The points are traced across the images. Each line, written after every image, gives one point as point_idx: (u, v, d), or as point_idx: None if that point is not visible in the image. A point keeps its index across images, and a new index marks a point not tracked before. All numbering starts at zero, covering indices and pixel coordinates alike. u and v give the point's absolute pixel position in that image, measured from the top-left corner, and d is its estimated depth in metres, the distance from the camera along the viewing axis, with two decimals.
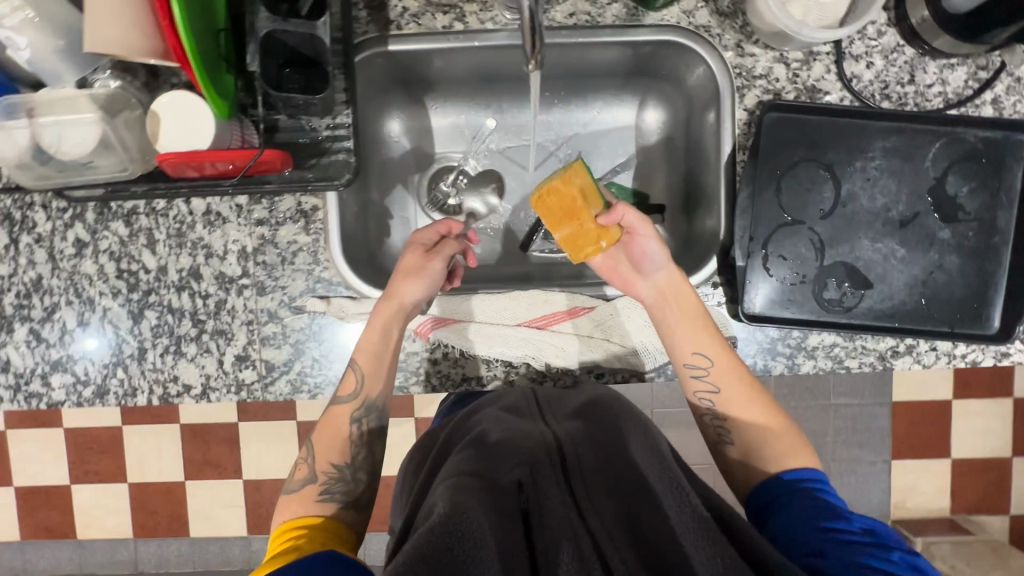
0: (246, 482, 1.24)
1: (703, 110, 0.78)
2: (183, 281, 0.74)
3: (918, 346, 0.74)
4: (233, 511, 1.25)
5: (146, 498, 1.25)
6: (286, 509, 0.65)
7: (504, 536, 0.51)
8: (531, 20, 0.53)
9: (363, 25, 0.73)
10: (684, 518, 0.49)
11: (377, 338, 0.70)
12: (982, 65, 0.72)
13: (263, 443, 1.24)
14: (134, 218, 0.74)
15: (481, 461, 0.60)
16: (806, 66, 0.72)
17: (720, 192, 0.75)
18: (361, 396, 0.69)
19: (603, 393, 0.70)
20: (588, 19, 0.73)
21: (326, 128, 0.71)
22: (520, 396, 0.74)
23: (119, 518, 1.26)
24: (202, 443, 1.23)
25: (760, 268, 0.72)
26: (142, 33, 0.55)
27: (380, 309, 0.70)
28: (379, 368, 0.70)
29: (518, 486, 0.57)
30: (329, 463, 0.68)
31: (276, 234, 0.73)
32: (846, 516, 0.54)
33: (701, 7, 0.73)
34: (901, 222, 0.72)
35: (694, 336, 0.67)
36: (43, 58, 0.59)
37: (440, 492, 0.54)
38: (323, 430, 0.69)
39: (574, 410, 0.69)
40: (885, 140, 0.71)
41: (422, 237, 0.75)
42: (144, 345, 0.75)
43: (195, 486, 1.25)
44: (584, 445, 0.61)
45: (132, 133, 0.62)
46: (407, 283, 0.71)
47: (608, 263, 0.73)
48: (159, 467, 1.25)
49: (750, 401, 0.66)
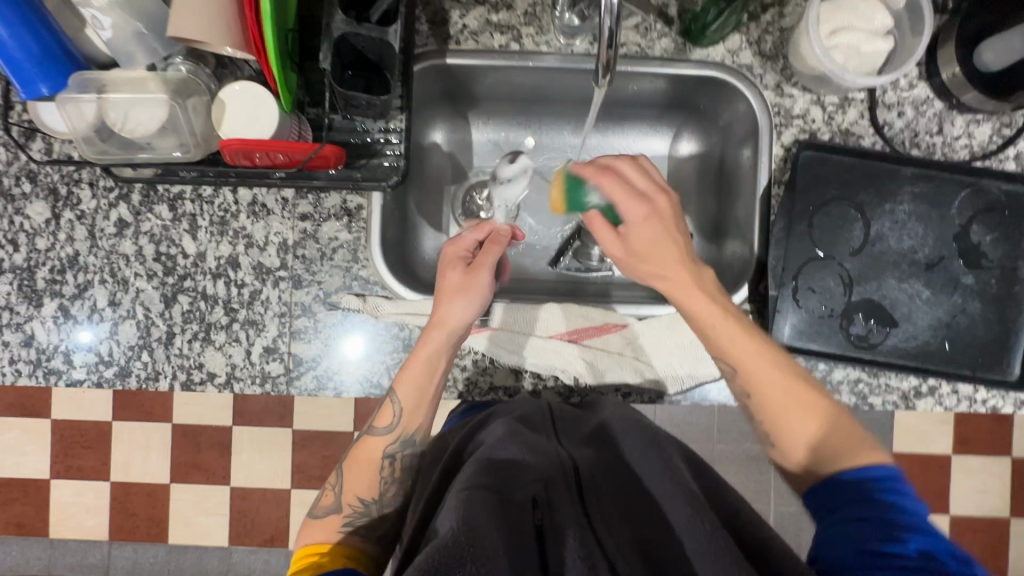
0: (234, 489, 1.07)
1: (739, 146, 0.81)
2: (220, 269, 0.74)
3: (940, 388, 0.75)
4: (217, 520, 1.09)
5: (129, 499, 1.06)
6: (308, 533, 0.64)
7: (518, 553, 0.49)
8: (607, 40, 0.56)
9: (424, 38, 0.76)
10: (705, 549, 0.48)
11: (422, 370, 0.67)
12: (1006, 123, 0.75)
13: (256, 448, 1.07)
14: (179, 203, 0.74)
15: (494, 471, 0.57)
16: (841, 110, 0.76)
17: (754, 222, 0.77)
18: (398, 428, 0.67)
19: (612, 415, 0.67)
20: (638, 50, 0.77)
21: (378, 130, 0.73)
22: (535, 406, 0.72)
23: (93, 521, 1.07)
24: (192, 444, 1.05)
25: (790, 298, 0.74)
26: (226, 23, 0.58)
27: (427, 335, 0.67)
28: (418, 403, 0.68)
29: (533, 503, 0.57)
30: (355, 498, 0.66)
31: (319, 230, 0.74)
32: (901, 538, 0.48)
33: (745, 48, 0.77)
34: (927, 265, 0.74)
35: (729, 335, 0.61)
36: (122, 39, 0.62)
37: (450, 507, 0.51)
38: (355, 463, 0.68)
39: (591, 431, 0.67)
40: (914, 185, 0.75)
41: (460, 248, 0.72)
42: (173, 329, 0.74)
43: (179, 491, 1.07)
44: (598, 471, 0.61)
45: (198, 118, 0.64)
46: (452, 303, 0.67)
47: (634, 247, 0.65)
48: (146, 468, 1.06)
49: (791, 405, 0.60)
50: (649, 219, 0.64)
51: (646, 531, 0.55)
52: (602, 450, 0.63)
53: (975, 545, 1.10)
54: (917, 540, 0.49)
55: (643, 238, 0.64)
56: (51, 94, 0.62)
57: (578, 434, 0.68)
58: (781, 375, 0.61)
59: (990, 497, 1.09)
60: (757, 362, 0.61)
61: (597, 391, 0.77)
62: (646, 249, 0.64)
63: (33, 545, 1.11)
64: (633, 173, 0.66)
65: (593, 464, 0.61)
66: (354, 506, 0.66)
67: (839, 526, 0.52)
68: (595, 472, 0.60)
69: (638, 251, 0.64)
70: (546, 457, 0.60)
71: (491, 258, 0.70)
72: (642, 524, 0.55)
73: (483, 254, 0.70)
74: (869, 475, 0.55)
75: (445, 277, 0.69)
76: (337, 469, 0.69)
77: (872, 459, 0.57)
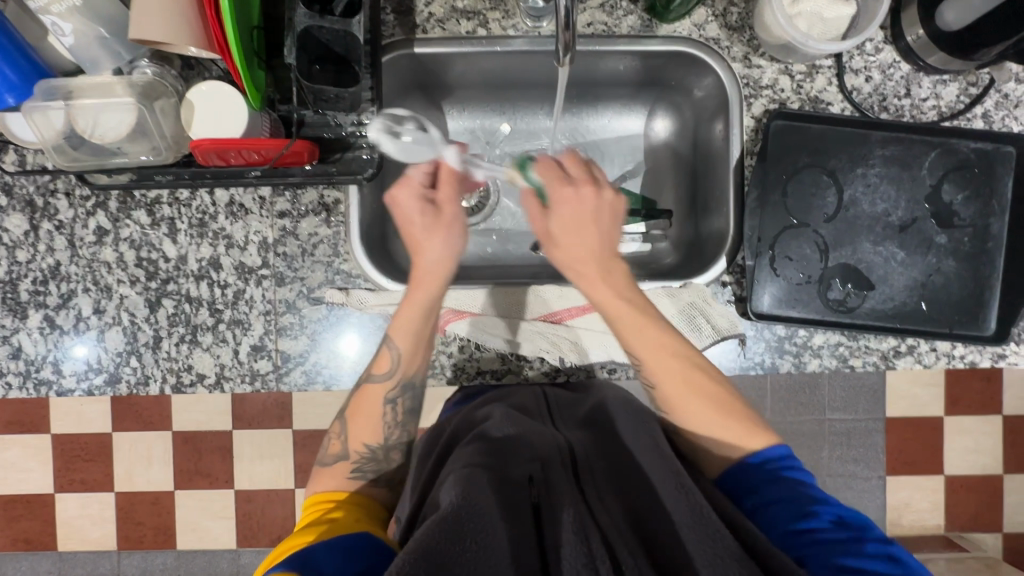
0: (239, 492, 1.09)
1: (711, 121, 0.82)
2: (202, 271, 0.75)
3: (919, 346, 0.76)
4: (223, 523, 1.10)
5: (133, 509, 1.07)
6: (318, 481, 0.67)
7: (514, 530, 0.51)
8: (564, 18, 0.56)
9: (390, 28, 0.75)
10: (691, 520, 0.50)
11: (414, 316, 0.67)
12: (972, 82, 0.76)
13: (257, 452, 1.08)
14: (157, 207, 0.75)
15: (491, 452, 0.58)
16: (810, 78, 0.76)
17: (728, 194, 0.78)
18: (398, 374, 0.68)
19: (613, 396, 0.68)
20: (605, 29, 0.77)
21: (351, 124, 0.73)
22: (528, 395, 0.72)
23: (101, 531, 1.09)
24: (193, 450, 1.06)
25: (767, 268, 0.75)
26: (183, 22, 0.58)
27: (417, 284, 0.67)
28: (415, 348, 0.68)
29: (528, 481, 0.58)
30: (362, 443, 0.68)
31: (298, 226, 0.75)
32: (816, 512, 0.56)
33: (711, 21, 0.77)
34: (900, 227, 0.75)
35: (641, 333, 0.64)
36: (85, 45, 0.62)
37: (451, 481, 0.53)
38: (357, 414, 0.69)
39: (587, 412, 0.68)
40: (884, 149, 0.75)
41: (415, 183, 0.68)
42: (160, 333, 0.75)
43: (184, 497, 1.08)
44: (593, 453, 0.62)
45: (167, 120, 0.63)
46: (429, 241, 0.67)
47: (561, 233, 0.65)
48: (148, 477, 1.07)
49: (687, 396, 0.64)
50: (574, 212, 0.64)
51: (641, 504, 0.56)
52: (598, 431, 0.65)
53: (969, 502, 1.14)
54: (827, 510, 0.56)
55: (560, 222, 0.65)
56: (18, 104, 0.62)
57: (573, 417, 0.69)
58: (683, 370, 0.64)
59: (982, 455, 1.12)
60: (660, 356, 0.64)
61: (583, 369, 0.77)
62: (565, 239, 0.64)
63: (48, 559, 1.13)
64: (580, 170, 0.67)
65: (589, 451, 0.62)
66: (361, 452, 0.68)
67: (759, 505, 0.59)
68: (591, 454, 0.62)
69: (560, 233, 0.65)
70: (544, 439, 0.61)
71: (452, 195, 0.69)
72: (635, 496, 0.57)
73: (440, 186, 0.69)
74: (773, 455, 0.62)
75: (410, 225, 0.67)
76: (339, 418, 0.70)
77: (768, 442, 0.63)
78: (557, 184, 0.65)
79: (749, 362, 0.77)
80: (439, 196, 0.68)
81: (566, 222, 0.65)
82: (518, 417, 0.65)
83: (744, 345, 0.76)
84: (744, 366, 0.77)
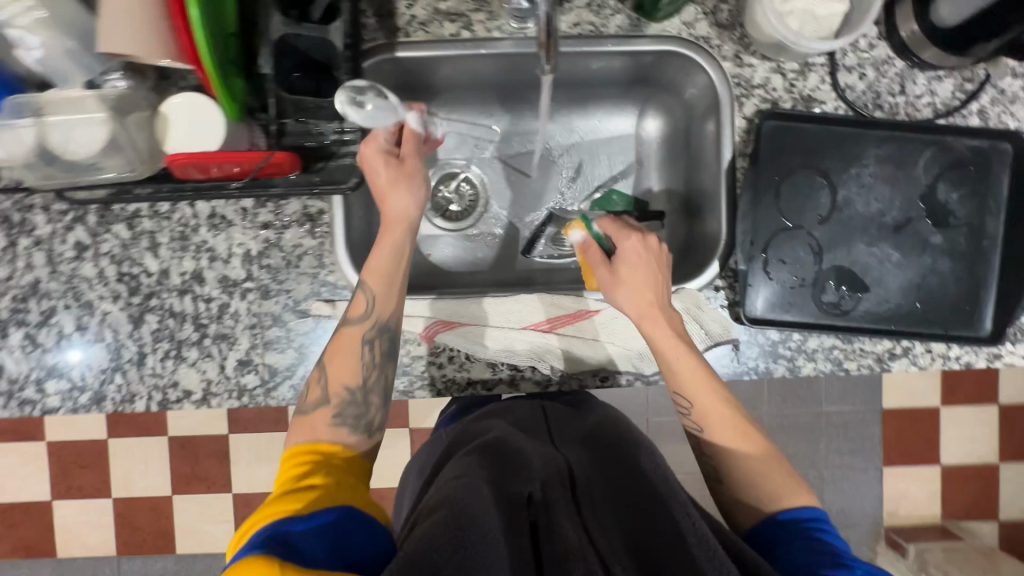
0: (237, 495, 1.28)
1: (703, 120, 0.80)
2: (185, 285, 0.73)
3: (914, 348, 0.75)
4: (220, 526, 1.29)
5: (132, 514, 1.28)
6: (299, 430, 0.64)
7: (513, 547, 0.49)
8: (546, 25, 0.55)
9: (371, 32, 0.73)
10: (698, 550, 0.48)
11: (387, 258, 0.67)
12: (967, 78, 0.75)
13: (254, 456, 1.28)
14: (137, 221, 0.73)
15: (491, 465, 0.58)
16: (802, 76, 0.75)
17: (720, 196, 0.76)
18: (375, 314, 0.66)
19: (607, 412, 0.72)
20: (592, 29, 0.76)
21: (333, 132, 0.70)
22: (529, 408, 0.74)
23: (102, 535, 1.29)
24: (192, 456, 1.27)
25: (760, 271, 0.74)
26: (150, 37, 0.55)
27: (385, 235, 0.67)
28: (391, 287, 0.67)
29: (528, 499, 0.55)
30: (341, 386, 0.64)
31: (282, 238, 0.73)
32: (846, 563, 0.52)
33: (700, 19, 0.75)
34: (895, 227, 0.74)
35: (691, 373, 0.65)
36: (54, 57, 0.59)
37: (449, 488, 0.53)
38: (333, 353, 0.66)
39: (589, 429, 0.69)
40: (879, 148, 0.74)
41: (382, 140, 0.69)
42: (145, 349, 0.73)
43: (182, 501, 1.28)
44: (591, 470, 0.62)
45: (142, 134, 0.61)
46: (395, 191, 0.67)
47: (631, 279, 0.68)
48: (147, 482, 1.28)
49: (735, 438, 0.64)
50: (641, 265, 0.68)
51: (639, 529, 0.53)
52: (596, 448, 0.65)
53: None
54: (861, 567, 0.52)
55: (629, 269, 0.68)
56: None
57: (572, 435, 0.69)
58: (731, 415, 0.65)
59: None
60: (708, 396, 0.65)
61: (575, 378, 0.76)
62: (632, 283, 0.68)
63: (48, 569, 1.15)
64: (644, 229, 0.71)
65: (588, 467, 0.62)
66: (340, 394, 0.64)
67: (786, 554, 0.55)
68: (591, 472, 0.61)
69: (624, 278, 0.68)
70: (542, 457, 0.62)
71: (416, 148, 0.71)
72: (637, 518, 0.54)
73: (404, 143, 0.71)
74: (808, 515, 0.59)
75: (375, 175, 0.67)
76: (317, 364, 0.67)
77: (805, 502, 0.61)
78: (627, 238, 0.70)
79: (742, 367, 0.75)
80: (406, 151, 0.70)
81: (633, 269, 0.68)
82: (517, 436, 0.66)
83: (737, 350, 0.74)
84: (738, 371, 0.75)
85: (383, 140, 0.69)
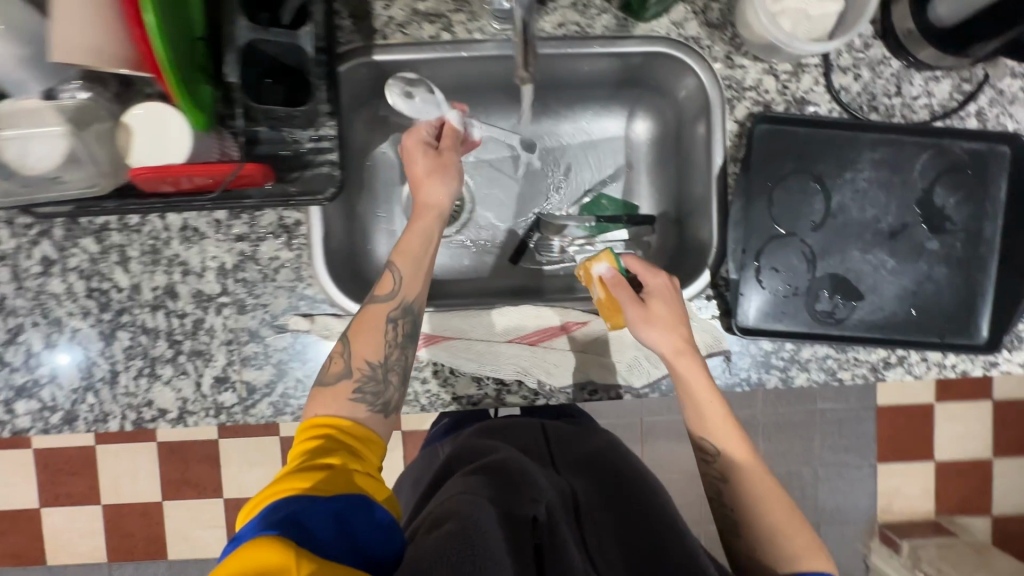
0: (228, 500, 1.26)
1: (693, 123, 0.77)
2: (158, 301, 0.71)
3: (909, 356, 0.74)
4: (212, 531, 1.27)
5: (123, 519, 1.26)
6: (317, 403, 0.63)
7: (517, 560, 0.56)
8: (523, 29, 0.52)
9: (347, 34, 0.70)
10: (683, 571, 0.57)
11: (419, 244, 0.69)
12: (965, 78, 0.72)
13: (246, 460, 1.26)
14: (105, 234, 0.70)
15: (501, 487, 0.68)
16: (795, 78, 0.72)
17: (711, 202, 0.74)
18: (401, 293, 0.66)
19: (603, 444, 0.89)
20: (578, 29, 0.73)
21: (309, 139, 0.68)
22: (532, 429, 0.89)
23: (93, 541, 1.27)
24: (182, 461, 1.25)
25: (752, 280, 0.72)
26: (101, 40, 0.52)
27: (416, 220, 0.70)
28: (419, 269, 0.68)
29: (533, 520, 0.63)
30: (364, 360, 0.64)
31: (257, 250, 0.71)
32: None
33: (690, 19, 0.73)
34: (890, 233, 0.72)
35: (726, 429, 0.67)
36: (5, 66, 0.56)
37: (465, 501, 0.61)
38: (358, 327, 0.65)
39: (583, 454, 0.87)
40: (874, 151, 0.72)
41: (421, 135, 0.72)
42: (117, 367, 0.71)
43: (174, 506, 1.26)
44: (592, 495, 0.78)
45: (102, 146, 0.58)
46: (432, 181, 0.70)
47: (666, 316, 0.66)
48: (136, 487, 1.26)
49: (770, 501, 0.66)
50: (671, 304, 0.67)
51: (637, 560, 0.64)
52: (593, 479, 0.81)
53: None
54: None
55: (662, 305, 0.67)
56: None
57: (570, 456, 0.86)
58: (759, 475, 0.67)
59: None
60: (741, 452, 0.67)
61: (563, 393, 0.72)
62: (666, 323, 0.66)
63: None
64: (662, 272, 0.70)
65: (590, 496, 0.78)
66: (363, 369, 0.63)
67: None
68: (594, 498, 0.78)
69: (658, 315, 0.66)
70: (546, 484, 0.72)
71: (454, 145, 0.73)
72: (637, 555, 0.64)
73: (444, 137, 0.73)
74: None
75: (414, 165, 0.70)
76: (341, 337, 0.66)
77: (821, 565, 0.63)
78: (654, 276, 0.69)
79: (734, 378, 0.73)
80: (444, 144, 0.72)
81: (666, 307, 0.67)
82: (523, 462, 0.75)
83: (728, 362, 0.73)
84: (729, 383, 0.73)
85: (424, 134, 0.72)
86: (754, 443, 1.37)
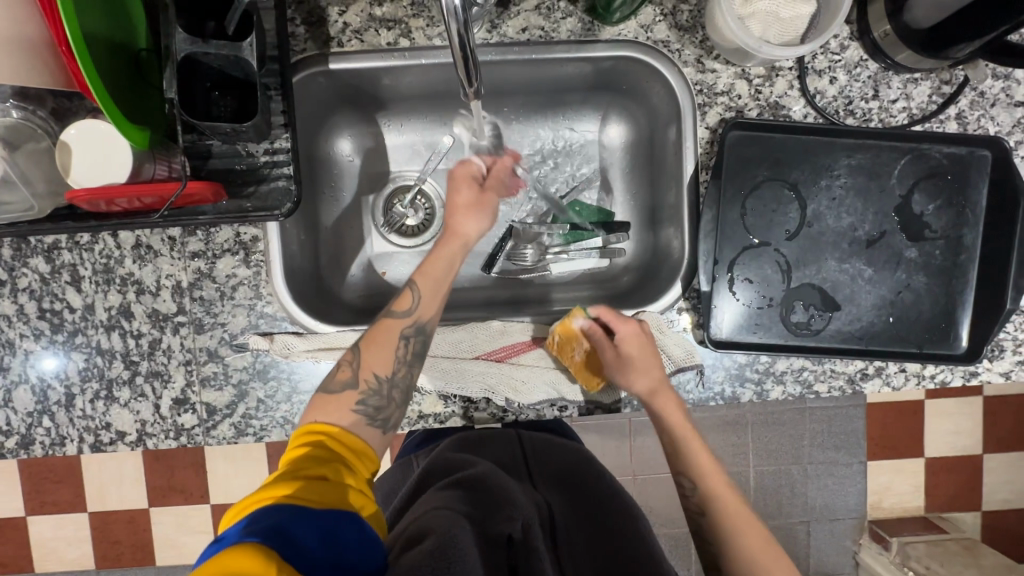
0: (213, 506, 1.25)
1: (665, 126, 0.74)
2: (112, 321, 0.69)
3: (887, 367, 0.72)
4: (200, 537, 1.26)
5: (109, 527, 1.25)
6: (318, 409, 0.62)
7: None
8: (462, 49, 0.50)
9: (301, 42, 0.68)
10: None
11: (443, 270, 0.68)
12: (945, 80, 0.70)
13: (230, 467, 1.25)
14: (56, 253, 0.68)
15: (478, 503, 0.68)
16: (769, 82, 0.70)
17: (683, 210, 0.72)
18: (418, 313, 0.65)
19: (578, 452, 0.88)
20: (542, 34, 0.70)
21: (263, 152, 0.66)
22: (506, 439, 0.86)
23: (79, 549, 1.26)
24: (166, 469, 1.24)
25: (725, 291, 0.70)
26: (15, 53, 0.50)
27: (443, 246, 0.70)
28: (438, 293, 0.67)
29: (508, 538, 0.65)
30: (371, 373, 0.63)
31: (214, 268, 0.68)
32: None
33: (659, 21, 0.70)
34: (867, 242, 0.70)
35: (699, 456, 0.70)
36: None
37: (440, 514, 0.61)
38: (371, 339, 0.64)
39: (559, 467, 0.86)
40: (850, 157, 0.69)
41: (470, 169, 0.73)
42: (73, 390, 0.69)
43: (159, 513, 1.25)
44: (566, 511, 0.79)
45: (36, 166, 0.57)
46: (467, 215, 0.71)
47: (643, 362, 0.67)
48: (120, 494, 1.24)
49: (745, 529, 0.66)
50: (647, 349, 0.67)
51: None
52: (569, 494, 0.82)
53: None
54: None
55: (638, 351, 0.67)
56: None
57: (545, 468, 0.85)
58: (735, 502, 0.68)
59: None
60: (717, 480, 0.70)
61: (532, 410, 0.70)
62: (644, 368, 0.67)
63: None
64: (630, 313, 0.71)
65: (565, 512, 0.79)
66: (368, 382, 0.63)
67: None
68: (568, 515, 0.79)
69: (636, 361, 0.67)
70: (522, 500, 0.72)
71: (500, 183, 0.74)
72: None
73: (491, 179, 0.74)
74: None
75: (456, 194, 0.71)
76: (352, 346, 0.65)
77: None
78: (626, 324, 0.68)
79: (708, 393, 0.72)
80: (491, 183, 0.74)
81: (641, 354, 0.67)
82: (500, 474, 0.75)
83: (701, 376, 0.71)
84: (702, 397, 0.72)
85: (475, 167, 0.74)
86: (744, 441, 1.36)
